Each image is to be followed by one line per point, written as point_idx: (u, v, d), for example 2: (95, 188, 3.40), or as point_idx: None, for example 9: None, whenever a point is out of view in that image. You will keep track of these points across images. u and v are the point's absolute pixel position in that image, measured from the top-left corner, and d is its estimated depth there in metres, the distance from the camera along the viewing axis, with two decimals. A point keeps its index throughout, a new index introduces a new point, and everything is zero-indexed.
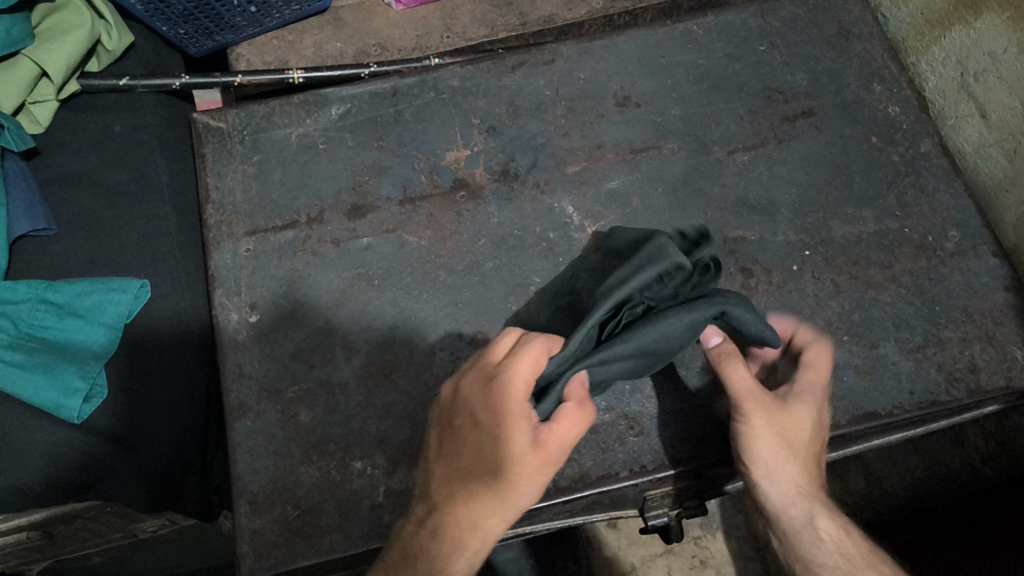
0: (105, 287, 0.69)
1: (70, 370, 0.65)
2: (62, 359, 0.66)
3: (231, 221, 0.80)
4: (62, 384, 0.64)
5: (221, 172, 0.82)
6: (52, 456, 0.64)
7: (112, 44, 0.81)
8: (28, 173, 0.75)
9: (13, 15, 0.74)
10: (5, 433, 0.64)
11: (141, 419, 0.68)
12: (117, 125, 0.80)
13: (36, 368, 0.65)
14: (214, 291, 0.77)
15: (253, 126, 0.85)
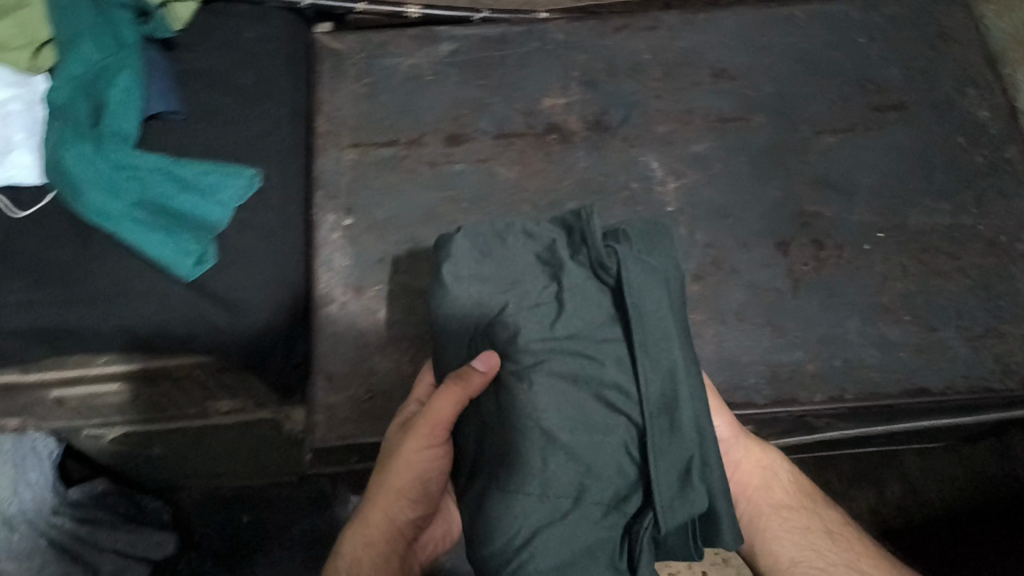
0: (223, 169, 0.77)
1: (186, 235, 0.72)
2: (180, 226, 0.73)
3: (338, 133, 0.85)
4: (178, 246, 0.71)
5: (334, 88, 0.88)
6: (161, 304, 0.70)
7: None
8: (163, 63, 0.82)
9: None
10: (122, 281, 0.70)
11: (237, 289, 0.72)
12: (249, 33, 0.86)
13: (157, 230, 0.72)
14: (315, 191, 0.82)
15: (368, 50, 0.90)
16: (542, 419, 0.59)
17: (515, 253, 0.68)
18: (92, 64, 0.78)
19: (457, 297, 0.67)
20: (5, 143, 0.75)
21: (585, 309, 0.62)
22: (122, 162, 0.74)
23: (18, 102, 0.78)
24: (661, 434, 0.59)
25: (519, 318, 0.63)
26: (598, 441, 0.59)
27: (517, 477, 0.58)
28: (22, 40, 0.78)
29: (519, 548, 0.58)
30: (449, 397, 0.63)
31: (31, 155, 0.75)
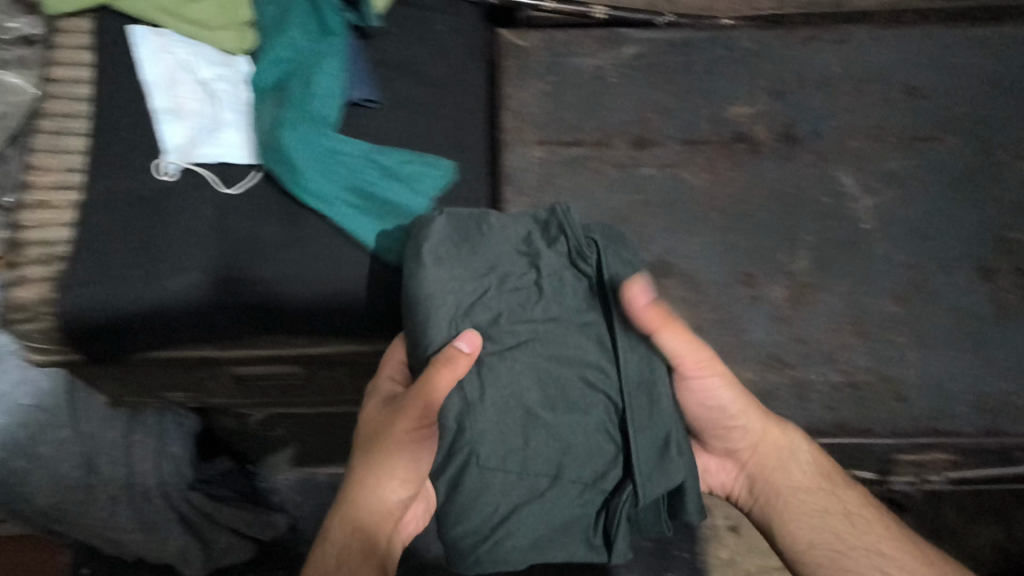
0: (422, 160, 0.77)
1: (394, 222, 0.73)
2: (386, 212, 0.74)
3: (524, 129, 0.84)
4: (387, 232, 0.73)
5: (520, 85, 0.86)
6: (372, 288, 0.71)
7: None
8: (359, 50, 0.82)
9: None
10: (332, 263, 0.72)
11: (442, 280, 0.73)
12: (441, 25, 0.86)
13: (366, 215, 0.73)
14: (503, 187, 0.81)
15: (552, 49, 0.89)
16: (525, 399, 0.66)
17: (492, 241, 0.70)
18: (297, 53, 0.79)
19: (435, 280, 0.67)
20: (214, 121, 0.78)
21: (551, 299, 0.69)
22: (326, 149, 0.75)
23: (226, 81, 0.80)
24: (641, 411, 0.67)
25: (484, 307, 0.68)
26: (574, 422, 0.66)
27: (492, 456, 0.64)
28: (225, 20, 0.81)
29: (496, 525, 0.63)
30: (438, 377, 0.61)
31: (238, 134, 0.78)
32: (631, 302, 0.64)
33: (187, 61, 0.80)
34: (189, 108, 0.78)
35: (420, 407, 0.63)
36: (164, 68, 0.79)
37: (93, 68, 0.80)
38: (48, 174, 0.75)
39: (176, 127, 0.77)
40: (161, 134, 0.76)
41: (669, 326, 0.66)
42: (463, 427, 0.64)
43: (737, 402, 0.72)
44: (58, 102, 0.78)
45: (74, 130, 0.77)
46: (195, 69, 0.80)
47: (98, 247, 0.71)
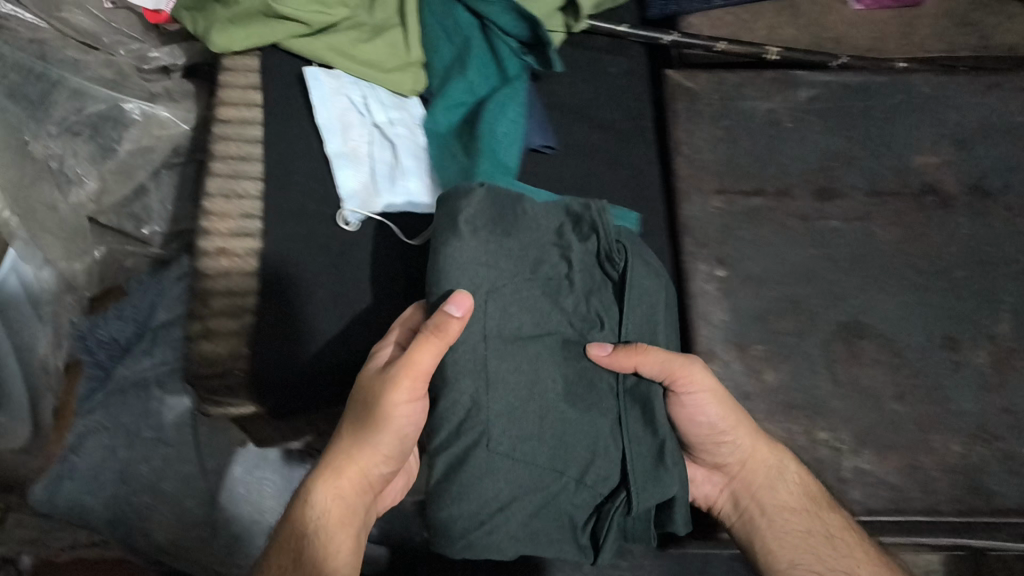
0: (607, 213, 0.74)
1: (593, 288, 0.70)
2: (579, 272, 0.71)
3: (701, 178, 0.80)
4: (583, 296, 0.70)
5: (692, 129, 0.82)
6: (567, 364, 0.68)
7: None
8: (532, 92, 0.78)
9: None
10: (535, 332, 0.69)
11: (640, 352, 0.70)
12: (614, 67, 0.83)
13: None
14: (683, 238, 0.78)
15: (724, 92, 0.85)
16: (545, 393, 0.64)
17: (527, 225, 0.69)
18: (478, 97, 0.77)
19: (470, 253, 0.65)
20: (392, 168, 0.75)
21: (582, 296, 0.69)
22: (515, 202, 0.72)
23: (401, 126, 0.77)
24: (635, 420, 0.68)
25: (513, 295, 0.66)
26: (586, 420, 0.65)
27: (505, 440, 0.62)
28: (399, 62, 0.79)
29: (493, 512, 0.61)
30: (425, 347, 0.60)
31: (416, 182, 0.75)
32: (594, 357, 0.66)
33: (362, 105, 0.77)
34: (365, 153, 0.76)
35: (406, 381, 0.60)
36: (340, 111, 0.77)
37: (257, 107, 0.78)
38: (223, 220, 0.73)
39: (354, 173, 0.74)
40: (337, 179, 0.73)
41: (652, 358, 0.66)
42: (479, 407, 0.62)
43: (725, 416, 0.70)
44: (228, 144, 0.76)
45: (246, 174, 0.75)
46: (371, 112, 0.77)
47: (288, 302, 0.70)
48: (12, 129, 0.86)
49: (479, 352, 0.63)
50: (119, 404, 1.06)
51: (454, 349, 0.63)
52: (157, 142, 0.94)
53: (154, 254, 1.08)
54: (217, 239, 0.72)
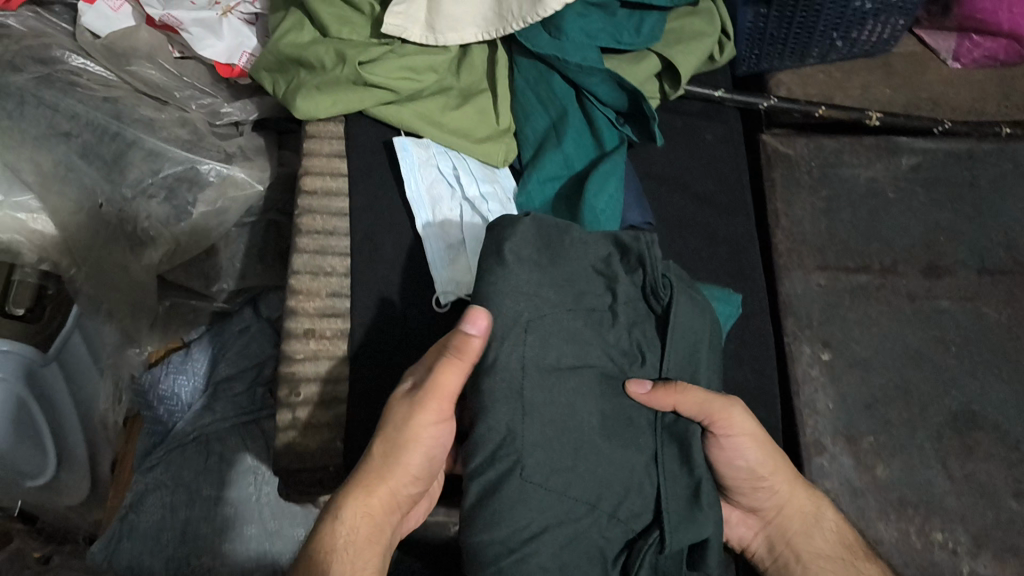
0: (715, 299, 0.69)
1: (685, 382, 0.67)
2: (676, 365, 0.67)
3: (802, 252, 0.77)
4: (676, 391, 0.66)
5: (791, 199, 0.79)
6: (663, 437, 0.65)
7: (733, 32, 0.79)
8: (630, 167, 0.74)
9: (647, 13, 0.75)
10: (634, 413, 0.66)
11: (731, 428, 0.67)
12: (709, 134, 0.79)
13: None
14: (784, 318, 0.74)
15: (822, 158, 0.81)
16: (583, 423, 0.60)
17: (571, 255, 0.64)
18: (574, 169, 0.74)
19: (511, 282, 0.61)
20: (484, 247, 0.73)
21: (624, 330, 0.64)
22: None
23: (493, 201, 0.74)
24: (672, 458, 0.62)
25: (554, 325, 0.61)
26: (622, 456, 0.60)
27: (540, 469, 0.57)
28: (489, 130, 0.77)
29: (523, 542, 0.56)
30: (450, 363, 0.56)
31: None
32: (633, 394, 0.61)
33: (453, 178, 0.75)
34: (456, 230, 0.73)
35: (432, 404, 0.56)
36: (431, 186, 0.75)
37: (342, 177, 0.77)
38: (312, 300, 0.71)
39: (443, 253, 0.72)
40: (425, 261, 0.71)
41: (692, 399, 0.61)
42: (515, 435, 0.58)
43: (765, 461, 0.65)
44: (314, 218, 0.75)
45: (336, 250, 0.74)
46: (462, 186, 0.74)
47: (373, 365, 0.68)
48: (88, 190, 0.87)
49: (518, 381, 0.59)
50: (179, 462, 0.99)
51: (492, 375, 0.59)
52: (232, 203, 0.91)
53: (219, 309, 1.07)
54: (305, 319, 0.70)
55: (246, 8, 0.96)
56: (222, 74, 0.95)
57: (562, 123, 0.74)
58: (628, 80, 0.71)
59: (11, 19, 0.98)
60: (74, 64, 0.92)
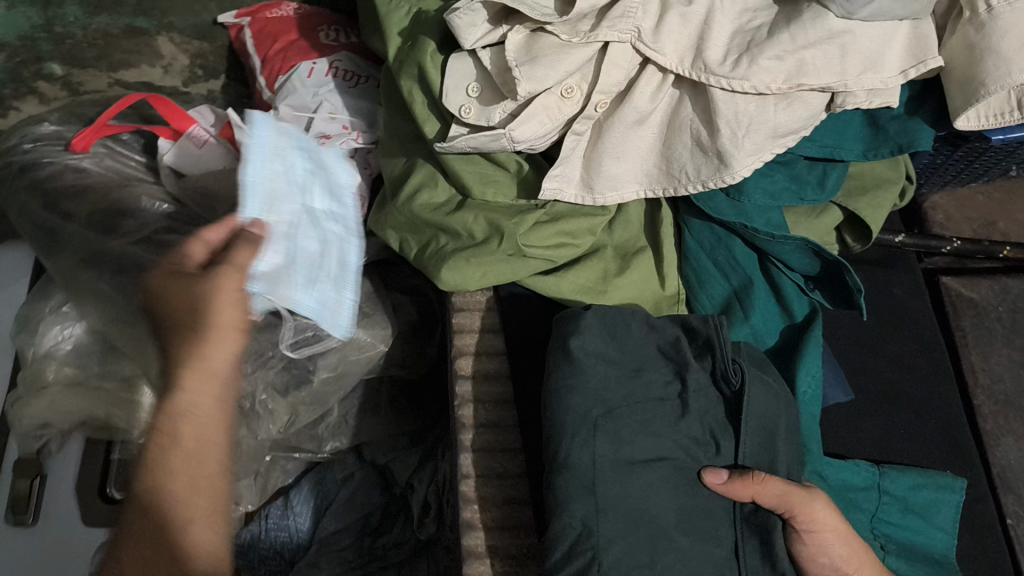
0: (811, 415, 0.64)
1: (944, 525, 0.63)
2: (927, 522, 0.63)
3: (1009, 414, 0.71)
4: (941, 532, 0.63)
5: (987, 352, 0.75)
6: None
7: (914, 172, 0.72)
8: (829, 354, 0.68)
9: (829, 163, 0.69)
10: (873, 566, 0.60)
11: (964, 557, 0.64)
12: (897, 287, 0.73)
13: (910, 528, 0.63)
14: (1004, 496, 0.68)
15: (1010, 302, 0.78)
16: (660, 518, 0.56)
17: (637, 341, 0.62)
18: (765, 346, 0.68)
19: (581, 377, 0.59)
20: (318, 267, 0.76)
21: (696, 420, 0.60)
22: (834, 485, 0.62)
23: (339, 225, 0.81)
24: (753, 553, 0.58)
25: (627, 418, 0.58)
26: (701, 551, 0.56)
27: (619, 567, 0.54)
28: (653, 299, 0.70)
29: None
30: (248, 247, 0.67)
31: (333, 294, 0.77)
32: (711, 485, 0.57)
33: (296, 181, 0.76)
34: (285, 234, 0.74)
35: (232, 281, 0.65)
36: (273, 177, 0.74)
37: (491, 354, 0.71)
38: (490, 510, 0.65)
39: (272, 255, 0.72)
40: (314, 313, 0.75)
41: (772, 488, 0.57)
42: (592, 533, 0.54)
43: (851, 557, 0.59)
44: (477, 410, 0.68)
45: (504, 446, 0.67)
46: (307, 194, 0.78)
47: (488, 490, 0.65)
48: None
49: (591, 477, 0.56)
50: None
51: (564, 473, 0.56)
52: (352, 366, 0.83)
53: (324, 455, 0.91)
54: (483, 533, 0.64)
55: (349, 144, 0.88)
56: None
57: (748, 296, 0.67)
58: (828, 250, 0.64)
59: (85, 162, 0.88)
60: (161, 211, 0.85)
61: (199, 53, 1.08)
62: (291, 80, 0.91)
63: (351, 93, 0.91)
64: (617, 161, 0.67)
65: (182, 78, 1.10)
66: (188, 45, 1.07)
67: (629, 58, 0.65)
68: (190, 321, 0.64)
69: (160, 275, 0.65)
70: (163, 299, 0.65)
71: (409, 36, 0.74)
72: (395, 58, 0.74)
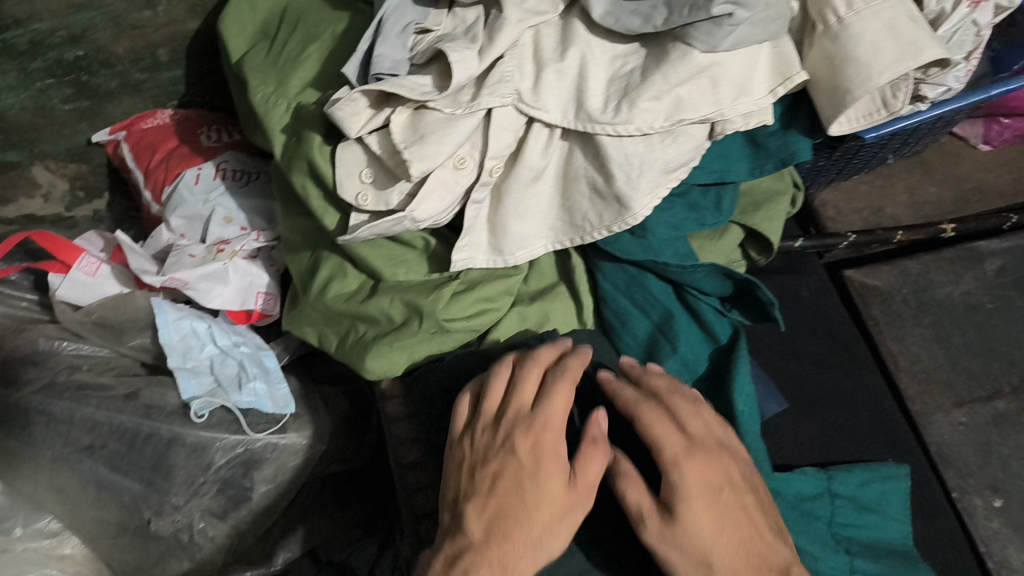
0: (753, 430, 0.65)
1: (898, 514, 0.64)
2: (882, 517, 0.64)
3: (935, 391, 0.77)
4: (897, 523, 0.64)
5: (902, 335, 0.80)
6: None
7: (799, 179, 0.75)
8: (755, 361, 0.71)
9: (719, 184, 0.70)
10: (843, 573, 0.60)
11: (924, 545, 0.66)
12: (806, 290, 0.76)
13: (870, 528, 0.63)
14: (945, 472, 0.73)
15: (912, 283, 0.83)
16: None
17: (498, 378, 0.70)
18: (695, 373, 0.69)
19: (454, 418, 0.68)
20: (239, 376, 0.78)
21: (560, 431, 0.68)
22: (790, 498, 0.63)
23: (246, 345, 0.82)
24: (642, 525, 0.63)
25: None
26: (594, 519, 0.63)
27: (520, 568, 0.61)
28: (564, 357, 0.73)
29: None
30: (546, 356, 0.62)
31: (263, 386, 0.78)
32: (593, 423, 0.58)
33: (210, 331, 0.82)
34: (209, 371, 0.79)
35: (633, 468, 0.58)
36: (184, 339, 0.80)
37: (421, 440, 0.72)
38: None
39: (199, 382, 0.77)
40: (258, 409, 0.77)
41: (595, 457, 0.57)
42: None
43: (687, 542, 0.53)
44: (426, 498, 0.69)
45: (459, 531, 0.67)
46: (218, 338, 0.81)
47: None
48: (129, 508, 0.74)
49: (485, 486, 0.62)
50: None
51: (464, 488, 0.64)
52: (291, 474, 0.79)
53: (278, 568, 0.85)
54: None
55: (250, 245, 0.86)
56: (235, 320, 0.85)
57: (671, 328, 0.69)
58: (736, 271, 0.66)
59: None
60: (68, 351, 0.81)
61: (78, 174, 1.04)
62: (178, 189, 0.88)
63: (243, 193, 0.89)
64: (522, 220, 0.67)
65: (64, 203, 1.06)
66: (65, 169, 1.02)
67: (514, 121, 0.66)
68: (530, 492, 0.55)
69: (554, 464, 0.56)
70: (542, 485, 0.55)
71: (292, 129, 0.73)
72: (282, 153, 0.74)
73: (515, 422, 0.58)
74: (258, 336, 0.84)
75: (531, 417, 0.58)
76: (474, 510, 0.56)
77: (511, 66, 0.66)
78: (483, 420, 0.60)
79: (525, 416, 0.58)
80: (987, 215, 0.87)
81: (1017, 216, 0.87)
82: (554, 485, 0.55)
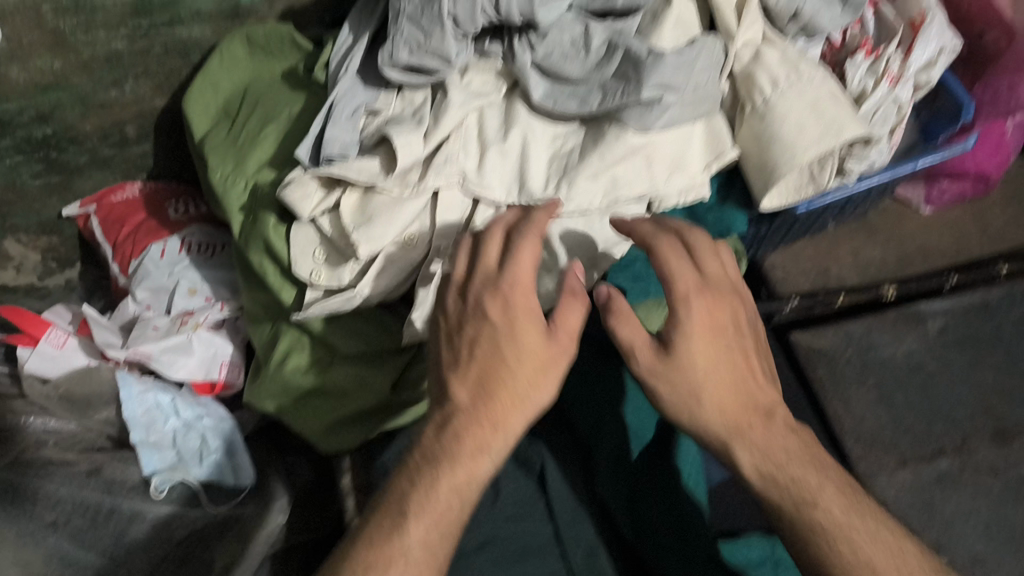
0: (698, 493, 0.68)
1: None
2: None
3: (880, 452, 0.77)
4: None
5: (846, 397, 0.80)
6: None
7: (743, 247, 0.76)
8: None
9: None
10: None
11: None
12: None
13: None
14: None
15: (857, 344, 0.82)
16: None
17: None
18: (642, 441, 0.70)
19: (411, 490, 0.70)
20: (200, 450, 0.82)
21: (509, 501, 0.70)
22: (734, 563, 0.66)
23: (209, 417, 0.84)
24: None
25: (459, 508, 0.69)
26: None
27: None
28: None
29: None
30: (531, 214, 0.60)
31: (224, 460, 0.82)
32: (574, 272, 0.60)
33: (173, 403, 0.83)
34: (171, 444, 0.82)
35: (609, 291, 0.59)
36: (147, 411, 0.82)
37: None
38: None
39: (161, 459, 0.80)
40: (219, 483, 0.81)
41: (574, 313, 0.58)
42: None
43: (689, 408, 0.57)
44: None
45: None
46: (181, 410, 0.83)
47: None
48: None
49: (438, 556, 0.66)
50: None
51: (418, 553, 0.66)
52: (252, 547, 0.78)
53: None
54: None
55: (212, 316, 0.88)
56: (200, 392, 0.87)
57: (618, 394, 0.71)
58: None
59: None
60: (36, 426, 0.81)
61: (50, 246, 1.05)
62: (143, 263, 0.90)
63: (208, 265, 0.92)
64: None
65: (36, 273, 1.07)
66: (36, 242, 1.04)
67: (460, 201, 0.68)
68: (509, 378, 0.56)
69: (533, 326, 0.57)
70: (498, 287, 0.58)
71: (249, 209, 0.76)
72: (240, 234, 0.76)
73: (496, 283, 0.58)
74: (221, 409, 0.85)
75: (507, 273, 0.58)
76: (458, 378, 0.57)
77: (456, 147, 0.68)
78: (452, 288, 0.61)
79: (505, 268, 0.58)
80: (930, 275, 0.88)
81: (958, 275, 0.88)
82: (531, 333, 0.57)
